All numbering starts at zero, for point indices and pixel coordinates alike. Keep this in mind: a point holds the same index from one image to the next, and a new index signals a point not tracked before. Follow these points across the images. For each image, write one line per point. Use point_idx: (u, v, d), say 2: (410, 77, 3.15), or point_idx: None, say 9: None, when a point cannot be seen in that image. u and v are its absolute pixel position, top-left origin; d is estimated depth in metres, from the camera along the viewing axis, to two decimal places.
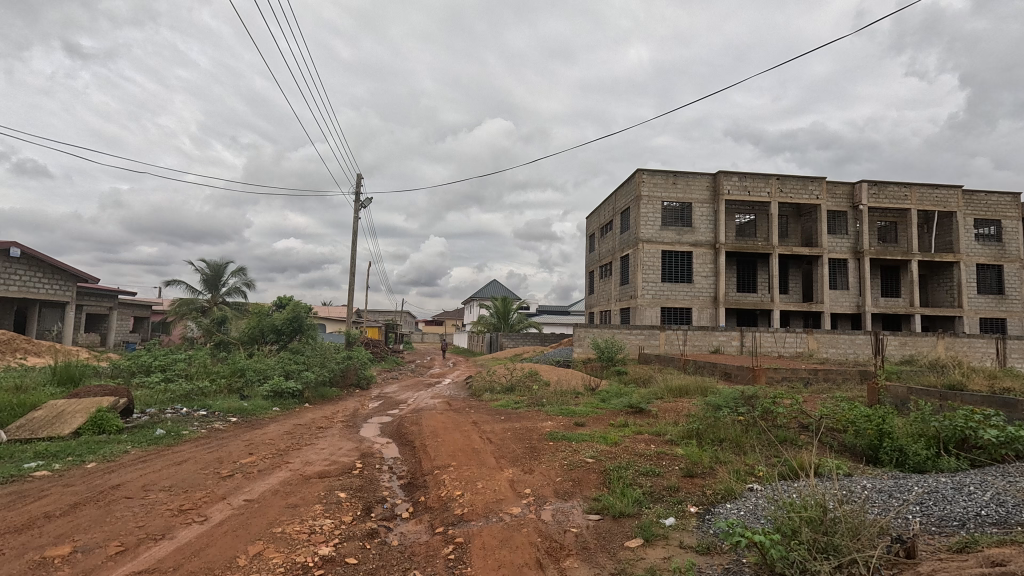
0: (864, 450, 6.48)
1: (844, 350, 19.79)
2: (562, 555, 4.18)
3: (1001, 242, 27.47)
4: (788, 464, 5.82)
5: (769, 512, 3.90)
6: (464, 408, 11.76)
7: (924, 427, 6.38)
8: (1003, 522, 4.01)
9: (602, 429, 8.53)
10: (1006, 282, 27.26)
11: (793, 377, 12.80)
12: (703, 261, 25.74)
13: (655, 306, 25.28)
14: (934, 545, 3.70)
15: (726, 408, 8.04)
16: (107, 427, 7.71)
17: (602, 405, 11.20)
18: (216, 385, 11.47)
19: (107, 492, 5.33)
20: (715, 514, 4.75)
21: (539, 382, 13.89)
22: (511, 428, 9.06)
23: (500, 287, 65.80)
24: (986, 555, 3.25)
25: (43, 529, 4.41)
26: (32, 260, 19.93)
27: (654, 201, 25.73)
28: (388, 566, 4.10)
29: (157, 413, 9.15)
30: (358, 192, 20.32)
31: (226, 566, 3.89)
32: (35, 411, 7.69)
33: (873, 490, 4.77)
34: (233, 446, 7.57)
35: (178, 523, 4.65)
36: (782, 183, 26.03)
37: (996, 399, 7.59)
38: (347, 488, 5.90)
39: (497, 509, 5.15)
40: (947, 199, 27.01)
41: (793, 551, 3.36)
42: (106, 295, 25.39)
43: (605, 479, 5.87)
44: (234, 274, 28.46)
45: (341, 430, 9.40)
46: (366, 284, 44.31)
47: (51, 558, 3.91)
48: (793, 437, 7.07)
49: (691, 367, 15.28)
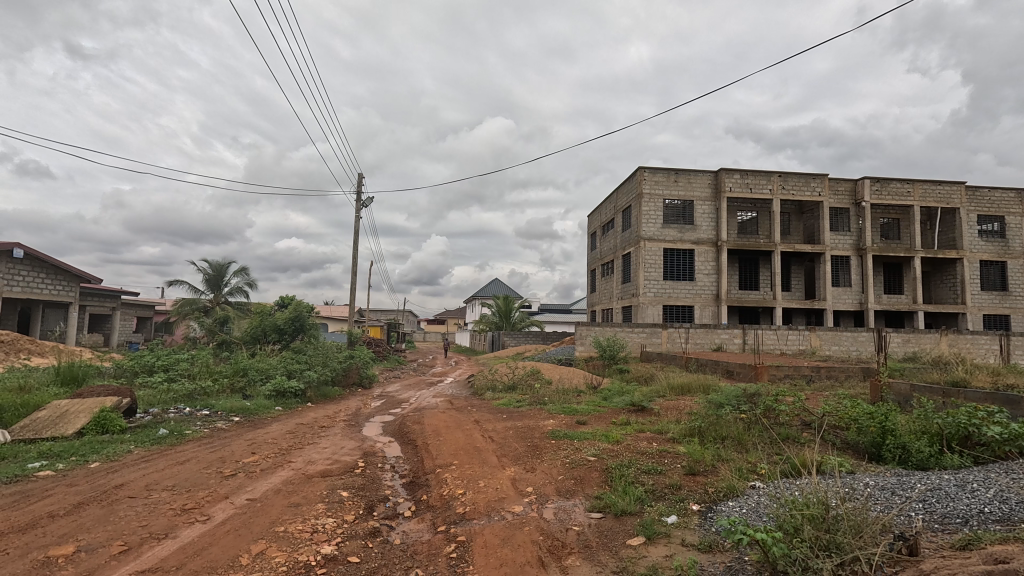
0: (867, 448, 6.46)
1: (847, 347, 19.76)
2: (564, 554, 4.18)
3: (1004, 239, 27.36)
4: (790, 461, 5.82)
5: (771, 510, 3.90)
6: (466, 407, 11.77)
7: (927, 424, 6.37)
8: (1006, 519, 4.00)
9: (604, 428, 8.53)
10: (1010, 279, 27.17)
11: (796, 375, 12.79)
12: (705, 259, 25.68)
13: (657, 303, 25.27)
14: (937, 542, 3.69)
15: (728, 406, 8.02)
16: (110, 426, 7.72)
17: (604, 403, 11.18)
18: (219, 385, 11.49)
19: (110, 492, 5.35)
20: (717, 512, 4.75)
21: (541, 381, 13.90)
22: (513, 426, 9.06)
23: (502, 287, 65.83)
24: (989, 553, 3.23)
25: (46, 529, 4.42)
26: (35, 261, 20.00)
27: (655, 199, 25.69)
28: (390, 565, 4.10)
29: (161, 412, 9.17)
30: (359, 192, 20.29)
31: (229, 566, 3.90)
32: (39, 412, 7.72)
33: (876, 487, 4.76)
34: (235, 446, 7.58)
35: (181, 522, 4.66)
36: (784, 180, 25.93)
37: (1000, 396, 7.56)
38: (349, 487, 5.90)
39: (500, 508, 5.14)
40: (950, 195, 26.91)
41: (796, 549, 3.35)
42: (109, 295, 25.47)
43: (607, 478, 5.87)
44: (236, 274, 28.52)
45: (344, 429, 9.41)
46: (368, 284, 44.39)
47: (54, 558, 3.91)
48: (795, 435, 7.06)
49: (694, 365, 15.23)
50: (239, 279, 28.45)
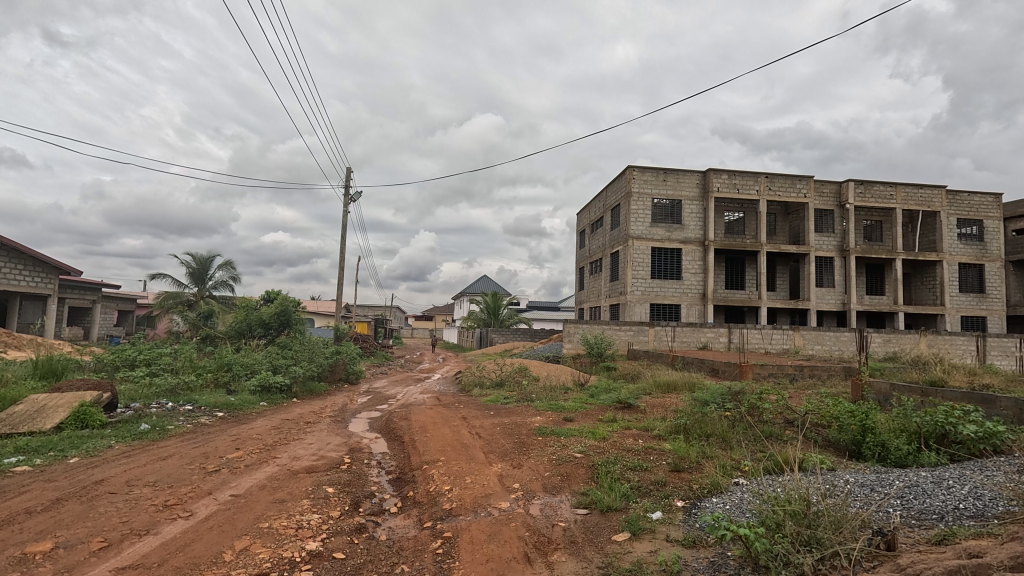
0: (847, 445, 6.58)
1: (829, 347, 20.08)
2: (549, 549, 4.21)
3: (983, 242, 27.98)
4: (773, 458, 5.95)
5: (755, 505, 3.98)
6: (453, 404, 11.69)
7: (906, 422, 6.55)
8: (980, 515, 4.11)
9: (591, 425, 8.57)
10: (986, 282, 27.82)
11: (779, 373, 13.05)
12: (692, 258, 25.92)
13: (644, 301, 25.49)
14: (914, 538, 3.78)
15: (713, 404, 8.09)
16: (90, 422, 7.58)
17: (591, 400, 11.24)
18: (202, 379, 11.34)
19: (90, 488, 5.25)
20: (701, 508, 4.82)
21: (528, 377, 14.02)
22: (500, 424, 8.98)
23: (491, 283, 66.16)
24: (963, 547, 3.33)
25: (23, 525, 4.33)
26: (12, 252, 19.51)
27: (644, 198, 25.81)
28: (376, 561, 4.09)
29: (142, 408, 8.98)
30: (348, 182, 20.04)
31: (211, 563, 3.85)
32: (15, 406, 7.54)
33: (856, 484, 4.86)
34: (219, 441, 7.46)
35: (163, 518, 4.61)
36: (770, 182, 26.21)
37: (976, 395, 7.76)
38: (335, 483, 5.86)
39: (486, 504, 5.15)
40: (932, 199, 27.41)
41: (778, 545, 3.42)
42: (91, 288, 24.94)
43: (593, 474, 5.92)
44: (222, 267, 28.16)
45: (329, 425, 9.28)
46: (355, 280, 44.01)
47: (32, 554, 3.85)
48: (779, 432, 7.18)
49: (680, 363, 15.40)
50: (224, 272, 28.10)
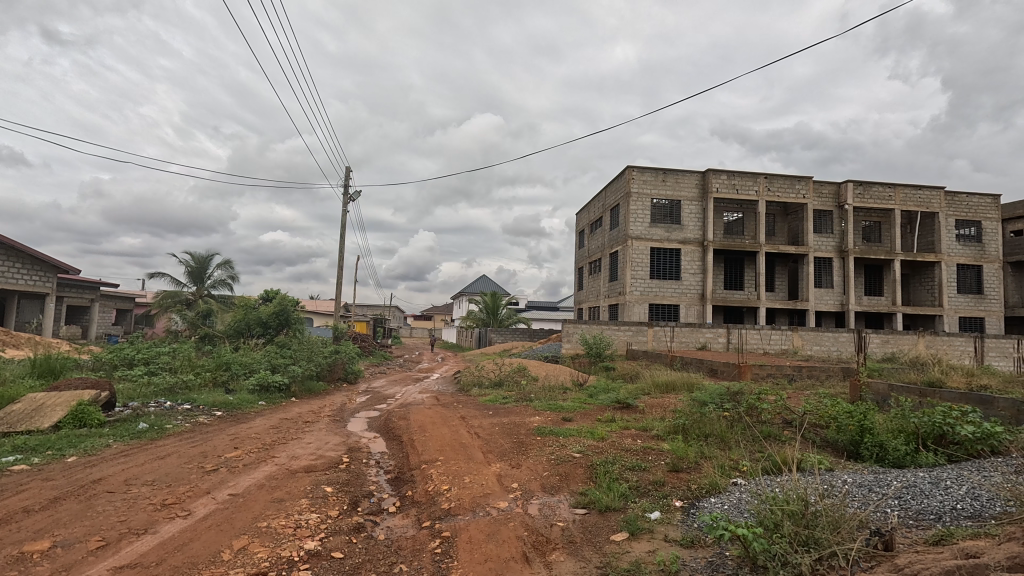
0: (846, 446, 6.61)
1: (828, 347, 20.12)
2: (548, 549, 4.21)
3: (981, 243, 28.04)
4: (771, 459, 5.98)
5: (753, 505, 3.98)
6: (452, 403, 11.67)
7: (904, 423, 6.57)
8: (977, 515, 4.12)
9: (589, 425, 8.58)
10: (984, 283, 27.88)
11: (778, 374, 13.05)
12: (691, 258, 25.95)
13: (643, 301, 25.50)
14: (911, 538, 3.79)
15: (712, 404, 8.11)
16: (88, 420, 7.58)
17: (590, 400, 11.24)
18: (200, 378, 11.34)
19: (87, 487, 5.24)
20: (700, 508, 4.82)
21: (527, 377, 14.04)
22: (499, 424, 8.99)
23: (490, 283, 66.19)
24: (960, 547, 3.34)
25: (20, 525, 4.31)
26: (10, 251, 19.49)
27: (643, 198, 25.83)
28: (374, 561, 4.10)
29: (140, 407, 9.00)
30: (348, 181, 20.04)
31: (209, 562, 3.85)
32: (14, 404, 7.54)
33: (854, 484, 4.88)
34: (217, 441, 7.44)
35: (161, 517, 4.60)
36: (769, 182, 26.25)
37: (974, 396, 7.78)
38: (333, 483, 5.86)
39: (485, 504, 5.15)
40: (930, 200, 27.47)
41: (776, 545, 3.43)
42: (89, 286, 24.91)
43: (592, 474, 5.92)
44: (221, 266, 28.13)
45: (328, 425, 9.26)
46: (353, 279, 43.99)
47: (29, 554, 3.83)
48: (777, 433, 7.19)
49: (679, 363, 15.41)
50: (222, 272, 28.06)
